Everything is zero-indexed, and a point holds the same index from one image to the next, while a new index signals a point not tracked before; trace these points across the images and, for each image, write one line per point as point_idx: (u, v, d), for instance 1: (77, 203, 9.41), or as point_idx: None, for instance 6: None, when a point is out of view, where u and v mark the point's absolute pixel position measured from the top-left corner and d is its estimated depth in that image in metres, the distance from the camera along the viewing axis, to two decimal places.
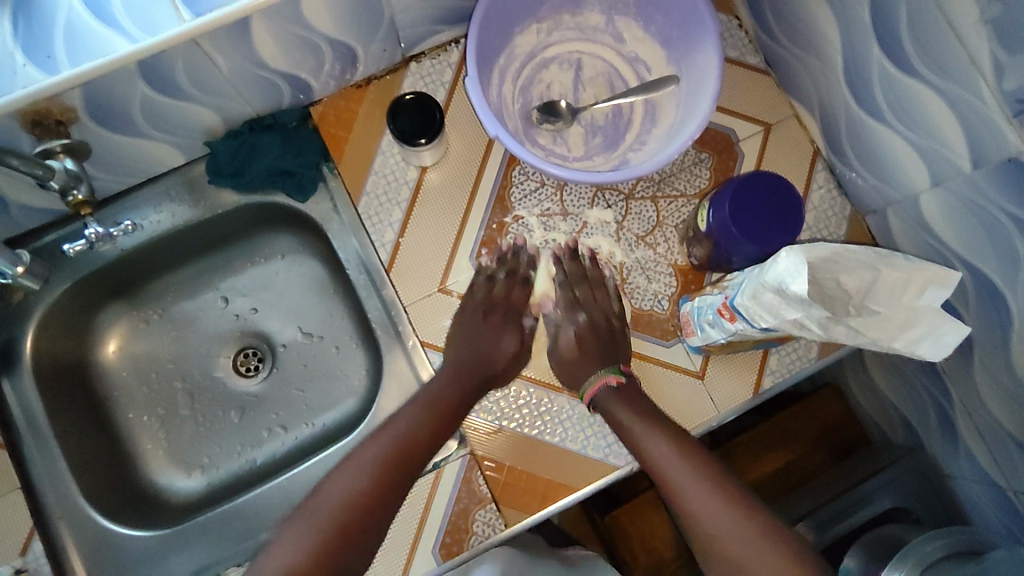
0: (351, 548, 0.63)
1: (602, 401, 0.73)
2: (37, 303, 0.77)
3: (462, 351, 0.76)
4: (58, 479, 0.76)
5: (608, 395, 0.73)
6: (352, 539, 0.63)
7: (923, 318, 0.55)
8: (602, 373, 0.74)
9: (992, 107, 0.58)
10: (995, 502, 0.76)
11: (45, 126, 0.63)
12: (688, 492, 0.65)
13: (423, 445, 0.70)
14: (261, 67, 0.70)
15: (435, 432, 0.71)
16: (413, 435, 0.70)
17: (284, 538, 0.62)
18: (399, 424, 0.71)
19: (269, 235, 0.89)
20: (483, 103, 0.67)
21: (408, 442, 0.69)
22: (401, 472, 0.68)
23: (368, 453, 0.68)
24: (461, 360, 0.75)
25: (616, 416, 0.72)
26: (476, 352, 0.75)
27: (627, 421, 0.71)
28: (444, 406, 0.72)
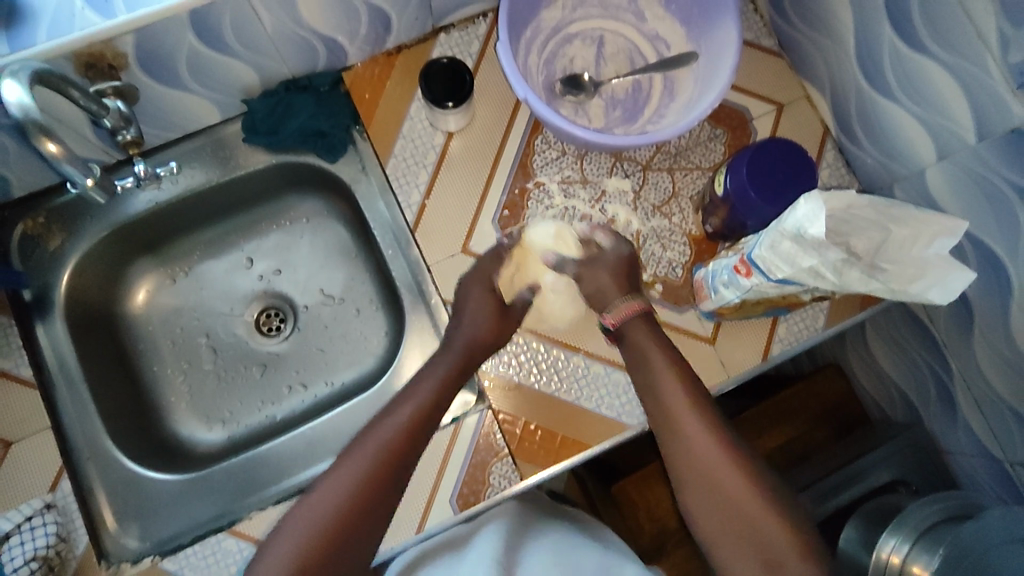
0: (345, 552, 0.60)
1: (629, 328, 0.72)
2: (72, 250, 0.81)
3: (452, 335, 0.76)
4: (88, 422, 0.78)
5: (637, 324, 0.71)
6: (347, 543, 0.60)
7: (929, 270, 0.59)
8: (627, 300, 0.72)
9: (996, 78, 0.61)
10: (988, 468, 0.80)
11: (98, 69, 0.66)
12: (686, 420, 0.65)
13: (410, 445, 0.66)
14: (302, 27, 0.73)
15: (418, 434, 0.67)
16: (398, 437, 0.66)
17: (282, 537, 0.60)
18: (383, 425, 0.67)
19: (295, 197, 0.91)
20: (513, 66, 0.71)
21: (392, 448, 0.65)
22: (390, 474, 0.64)
23: (353, 455, 0.65)
24: (450, 346, 0.75)
25: (637, 341, 0.71)
26: (470, 325, 0.75)
27: (653, 351, 0.70)
28: (439, 393, 0.71)
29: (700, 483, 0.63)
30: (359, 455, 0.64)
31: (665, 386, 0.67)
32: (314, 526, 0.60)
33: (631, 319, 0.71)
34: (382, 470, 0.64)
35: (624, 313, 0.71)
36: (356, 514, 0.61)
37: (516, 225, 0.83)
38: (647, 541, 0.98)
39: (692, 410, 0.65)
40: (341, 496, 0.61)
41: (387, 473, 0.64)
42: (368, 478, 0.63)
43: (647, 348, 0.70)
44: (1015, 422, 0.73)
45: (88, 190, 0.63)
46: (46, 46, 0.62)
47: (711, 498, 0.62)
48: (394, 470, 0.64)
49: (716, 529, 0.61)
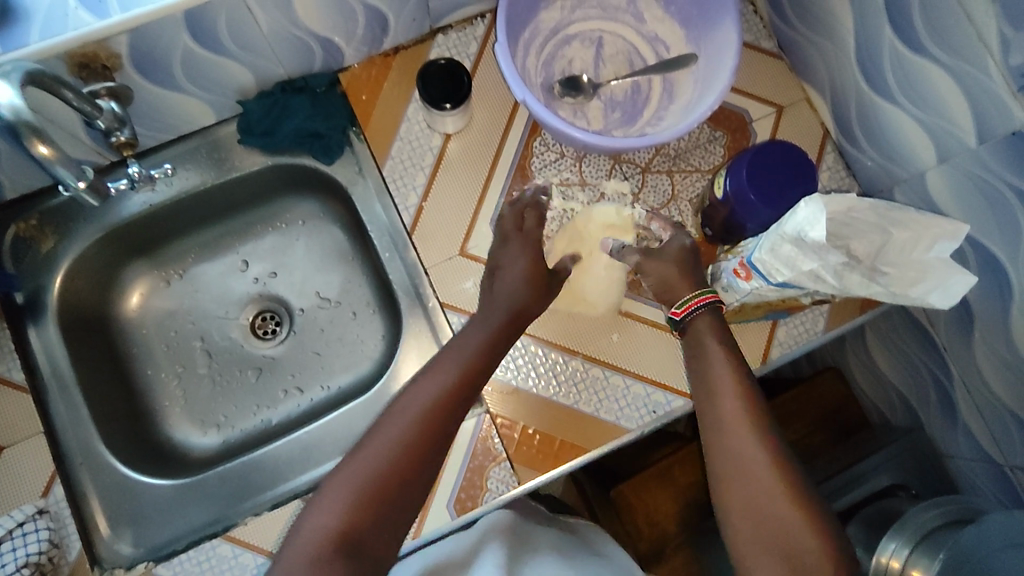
0: (395, 508, 0.58)
1: (698, 323, 0.68)
2: (66, 253, 0.80)
3: (496, 293, 0.74)
4: (80, 427, 0.77)
5: (705, 319, 0.68)
6: (394, 500, 0.58)
7: (931, 273, 0.58)
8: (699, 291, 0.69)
9: (998, 81, 0.61)
10: (988, 473, 0.80)
11: (92, 69, 0.65)
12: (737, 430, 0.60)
13: (453, 404, 0.65)
14: (298, 28, 0.73)
15: (464, 392, 0.66)
16: (443, 392, 0.65)
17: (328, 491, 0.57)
18: (427, 381, 0.66)
19: (291, 200, 0.91)
20: (512, 67, 0.70)
21: (438, 404, 0.64)
22: (437, 429, 0.62)
23: (401, 408, 0.63)
24: (491, 309, 0.73)
25: (703, 342, 0.67)
26: (513, 288, 0.73)
27: (716, 353, 0.66)
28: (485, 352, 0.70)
29: (735, 479, 0.59)
30: (404, 414, 0.63)
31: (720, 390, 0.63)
32: (364, 478, 0.58)
33: (699, 312, 0.68)
34: (428, 423, 0.62)
35: (694, 304, 0.68)
36: (407, 468, 0.59)
37: None
38: (644, 543, 0.99)
39: (738, 401, 0.62)
40: (391, 451, 0.60)
41: (435, 427, 0.62)
42: (417, 431, 0.61)
43: (708, 343, 0.67)
44: (1016, 427, 0.73)
45: (79, 192, 0.62)
46: (39, 46, 0.61)
47: (743, 495, 0.58)
48: (442, 425, 0.63)
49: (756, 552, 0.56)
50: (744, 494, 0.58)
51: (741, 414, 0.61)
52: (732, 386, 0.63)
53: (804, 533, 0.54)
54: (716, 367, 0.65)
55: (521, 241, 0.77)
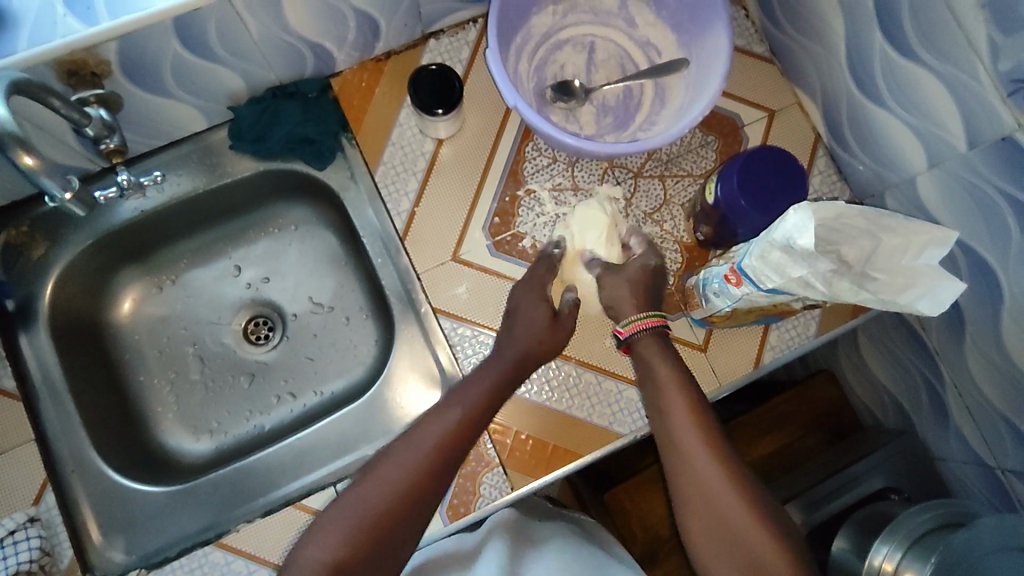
0: (389, 547, 0.62)
1: (642, 344, 0.71)
2: (57, 260, 0.80)
3: (504, 339, 0.74)
4: (72, 433, 0.77)
5: (648, 339, 0.71)
6: (386, 540, 0.62)
7: (919, 280, 0.58)
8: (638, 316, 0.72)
9: (987, 87, 0.61)
10: (979, 475, 0.80)
11: (81, 76, 0.65)
12: (687, 443, 0.64)
13: (457, 450, 0.67)
14: (289, 33, 0.72)
15: (467, 436, 0.68)
16: (447, 438, 0.67)
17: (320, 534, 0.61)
18: (434, 423, 0.68)
19: (284, 205, 0.91)
20: (503, 73, 0.70)
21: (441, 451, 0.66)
22: (436, 475, 0.65)
23: (401, 451, 0.66)
24: (500, 356, 0.73)
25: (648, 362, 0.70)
26: (523, 335, 0.74)
27: (659, 370, 0.69)
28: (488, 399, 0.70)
29: (696, 505, 0.61)
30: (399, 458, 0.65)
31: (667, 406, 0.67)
32: (355, 520, 0.61)
33: (643, 333, 0.71)
34: (430, 469, 0.65)
35: (637, 327, 0.71)
36: (402, 511, 0.63)
37: (506, 233, 0.82)
38: (638, 546, 0.98)
39: (686, 417, 0.65)
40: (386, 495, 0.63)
41: (435, 472, 0.65)
42: (411, 480, 0.64)
43: (652, 361, 0.70)
44: (1007, 430, 0.73)
45: (65, 204, 0.63)
46: (27, 54, 0.61)
47: (708, 520, 0.61)
48: (441, 472, 0.65)
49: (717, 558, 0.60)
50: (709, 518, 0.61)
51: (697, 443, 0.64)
52: (684, 415, 0.65)
53: (770, 552, 0.57)
54: (669, 397, 0.67)
55: (526, 287, 0.77)
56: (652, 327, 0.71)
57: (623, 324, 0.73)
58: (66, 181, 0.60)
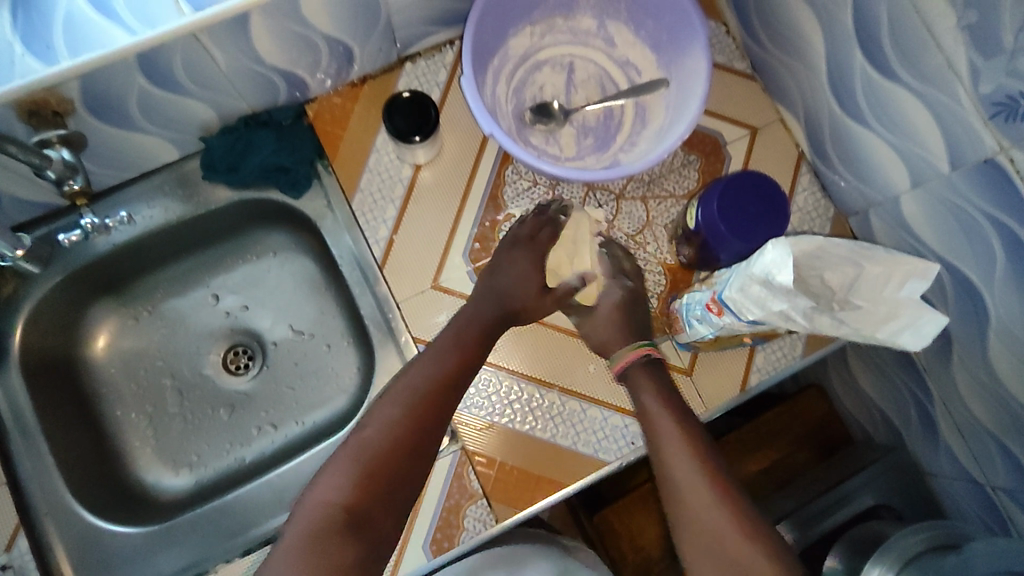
0: (399, 477, 0.61)
1: (633, 374, 0.73)
2: (27, 297, 0.78)
3: (485, 283, 0.76)
4: (46, 475, 0.76)
5: (640, 370, 0.72)
6: (396, 472, 0.61)
7: (902, 311, 0.57)
8: (630, 348, 0.73)
9: (968, 109, 0.60)
10: (971, 493, 0.79)
11: (42, 116, 0.63)
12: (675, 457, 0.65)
13: (452, 384, 0.68)
14: (259, 63, 0.71)
15: (461, 369, 0.69)
16: (448, 370, 0.68)
17: (323, 483, 0.60)
18: (428, 361, 0.69)
19: (261, 232, 0.89)
20: (479, 100, 0.69)
21: (437, 385, 0.67)
22: (437, 404, 0.66)
23: (392, 402, 0.65)
24: (485, 295, 0.75)
25: (637, 387, 0.72)
26: (506, 275, 0.75)
27: (647, 390, 0.71)
28: (477, 336, 0.72)
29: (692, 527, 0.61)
30: (400, 393, 0.66)
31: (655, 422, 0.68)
32: (365, 454, 0.61)
33: (635, 365, 0.72)
34: (430, 401, 0.66)
35: (628, 358, 0.73)
36: (406, 447, 0.63)
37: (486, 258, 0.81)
38: (629, 569, 0.97)
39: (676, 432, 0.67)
40: (387, 434, 0.63)
41: (434, 404, 0.66)
42: (413, 411, 0.65)
43: (641, 383, 0.72)
44: (998, 451, 0.72)
45: (17, 259, 0.72)
46: None
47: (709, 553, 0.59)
48: (436, 404, 0.66)
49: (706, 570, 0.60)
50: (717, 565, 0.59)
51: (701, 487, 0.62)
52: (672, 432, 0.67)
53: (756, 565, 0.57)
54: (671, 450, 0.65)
55: (525, 248, 0.77)
56: (645, 355, 0.73)
57: (612, 361, 0.74)
58: (16, 241, 0.70)
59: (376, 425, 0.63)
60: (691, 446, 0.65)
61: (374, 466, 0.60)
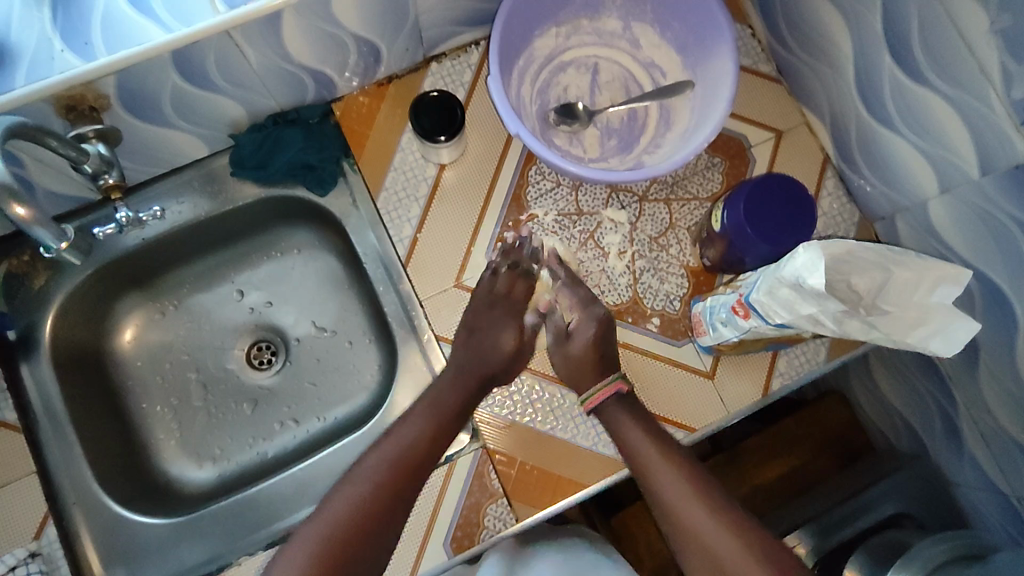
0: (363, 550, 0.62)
1: (604, 408, 0.72)
2: (58, 289, 0.79)
3: (468, 350, 0.75)
4: (74, 465, 0.77)
5: (611, 403, 0.72)
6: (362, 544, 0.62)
7: (933, 316, 0.57)
8: (605, 382, 0.72)
9: (1000, 114, 0.59)
10: (995, 504, 0.78)
11: (79, 111, 0.65)
12: (666, 482, 0.65)
13: (432, 445, 0.70)
14: (289, 62, 0.72)
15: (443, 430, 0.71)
16: (423, 437, 0.70)
17: (297, 543, 0.61)
18: (409, 427, 0.70)
19: (287, 229, 0.90)
20: (505, 101, 0.69)
21: (418, 447, 0.69)
22: (413, 471, 0.67)
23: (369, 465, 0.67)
24: (468, 359, 0.74)
25: (612, 421, 0.71)
26: (467, 352, 0.75)
27: (622, 420, 0.71)
28: (457, 404, 0.73)
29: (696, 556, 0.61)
30: (378, 460, 0.67)
31: (637, 449, 0.68)
32: (332, 526, 0.62)
33: (606, 401, 0.72)
34: (408, 464, 0.68)
35: (600, 395, 0.72)
36: (381, 508, 0.64)
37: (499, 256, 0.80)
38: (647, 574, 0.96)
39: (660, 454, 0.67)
40: (364, 497, 0.64)
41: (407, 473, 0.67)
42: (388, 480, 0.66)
43: (616, 418, 0.71)
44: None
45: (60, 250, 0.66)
46: (24, 90, 0.61)
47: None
48: (415, 470, 0.68)
49: None
50: None
51: (699, 510, 0.62)
52: (657, 457, 0.67)
53: None
54: (658, 474, 0.66)
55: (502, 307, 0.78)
56: (616, 391, 0.72)
57: (586, 399, 0.73)
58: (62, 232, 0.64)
59: (345, 498, 0.64)
60: (684, 474, 0.65)
61: (347, 534, 0.62)
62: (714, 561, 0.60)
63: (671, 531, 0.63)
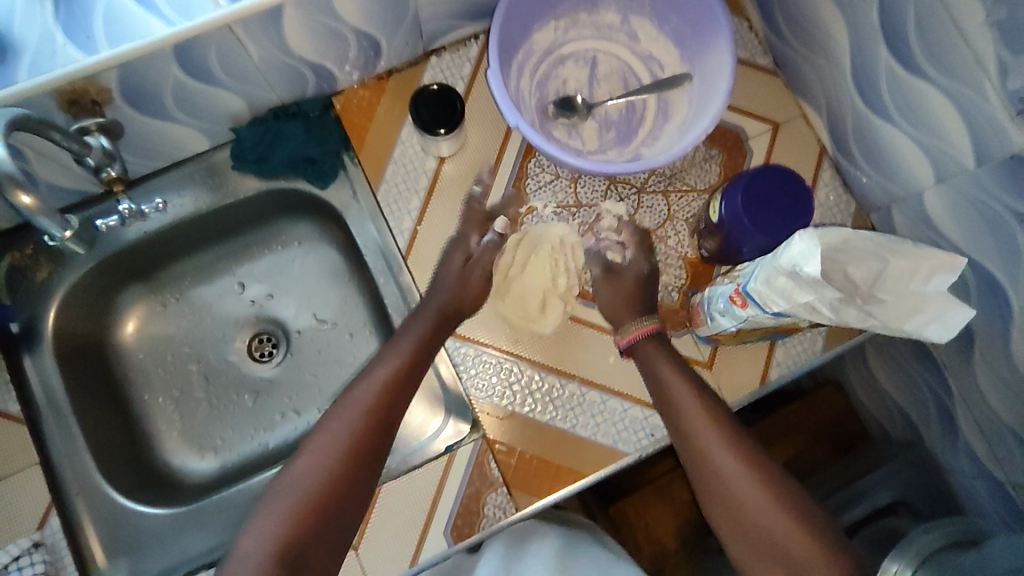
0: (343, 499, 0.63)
1: (641, 346, 0.75)
2: (60, 282, 0.80)
3: (429, 299, 0.76)
4: (77, 456, 0.78)
5: (647, 342, 0.75)
6: (345, 494, 0.63)
7: (928, 304, 0.58)
8: (642, 320, 0.76)
9: (995, 105, 0.60)
10: (990, 491, 0.79)
11: (81, 105, 0.65)
12: (696, 422, 0.68)
13: (403, 387, 0.70)
14: (289, 55, 0.72)
15: (406, 378, 0.71)
16: (392, 382, 0.70)
17: (264, 514, 0.60)
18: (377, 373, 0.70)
19: (287, 222, 0.90)
20: (504, 93, 0.70)
21: (389, 392, 0.69)
22: (384, 416, 0.68)
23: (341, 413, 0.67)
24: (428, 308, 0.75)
25: (648, 355, 0.75)
26: (445, 291, 0.76)
27: (658, 361, 0.74)
28: (420, 349, 0.73)
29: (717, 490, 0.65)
30: (349, 407, 0.67)
31: (669, 388, 0.71)
32: (309, 481, 0.62)
33: (642, 339, 0.75)
34: (379, 418, 0.67)
35: (634, 334, 0.76)
36: (349, 470, 0.64)
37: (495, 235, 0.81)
38: (646, 561, 0.98)
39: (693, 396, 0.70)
40: (331, 460, 0.63)
41: (380, 418, 0.67)
42: (360, 429, 0.66)
43: (651, 356, 0.74)
44: (1018, 448, 0.72)
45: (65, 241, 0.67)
46: (27, 84, 0.61)
47: (735, 514, 0.63)
48: (381, 422, 0.67)
49: (731, 530, 0.63)
50: (749, 528, 0.62)
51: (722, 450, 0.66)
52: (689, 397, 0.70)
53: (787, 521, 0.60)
54: (701, 431, 0.67)
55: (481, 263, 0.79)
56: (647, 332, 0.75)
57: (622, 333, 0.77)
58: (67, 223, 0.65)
59: (319, 450, 0.64)
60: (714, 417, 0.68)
61: (326, 484, 0.62)
62: (734, 501, 0.63)
63: (697, 467, 0.67)
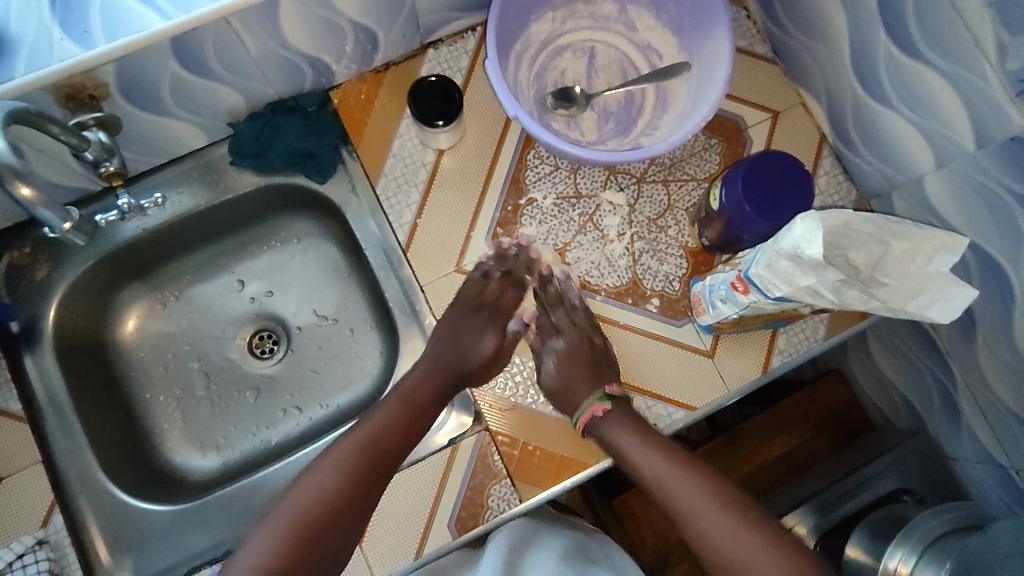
0: (330, 534, 0.64)
1: (600, 426, 0.73)
2: (60, 279, 0.80)
3: (439, 348, 0.77)
4: (79, 454, 0.77)
5: (605, 421, 0.72)
6: (332, 528, 0.64)
7: (929, 286, 0.58)
8: (597, 399, 0.74)
9: (994, 86, 0.60)
10: (994, 477, 0.79)
11: (79, 100, 0.65)
12: (665, 476, 0.68)
13: (402, 430, 0.72)
14: (286, 49, 0.72)
15: (407, 424, 0.73)
16: (394, 422, 0.72)
17: (258, 535, 0.62)
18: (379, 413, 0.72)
19: (287, 218, 0.90)
20: (503, 83, 0.69)
21: (388, 434, 0.71)
22: (381, 455, 0.70)
23: (337, 451, 0.69)
24: (439, 359, 0.77)
25: (607, 437, 0.72)
26: (448, 345, 0.77)
27: (616, 428, 0.72)
28: (425, 395, 0.75)
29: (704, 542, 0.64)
30: (346, 446, 0.69)
31: (632, 456, 0.70)
32: (299, 511, 0.64)
33: (599, 419, 0.73)
34: (373, 451, 0.69)
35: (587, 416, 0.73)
36: (339, 508, 0.65)
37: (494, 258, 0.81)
38: (648, 555, 0.96)
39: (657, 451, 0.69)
40: (324, 490, 0.65)
41: (374, 458, 0.69)
42: (353, 468, 0.68)
43: (613, 429, 0.72)
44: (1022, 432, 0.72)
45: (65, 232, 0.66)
46: (25, 79, 0.61)
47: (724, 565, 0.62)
48: (374, 471, 0.69)
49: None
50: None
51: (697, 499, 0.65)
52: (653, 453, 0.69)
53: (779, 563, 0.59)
54: (671, 484, 0.67)
55: (486, 316, 0.80)
56: (599, 413, 0.73)
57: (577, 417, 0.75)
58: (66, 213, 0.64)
59: (312, 484, 0.66)
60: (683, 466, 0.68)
61: (314, 518, 0.64)
62: (713, 550, 0.63)
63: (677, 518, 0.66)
